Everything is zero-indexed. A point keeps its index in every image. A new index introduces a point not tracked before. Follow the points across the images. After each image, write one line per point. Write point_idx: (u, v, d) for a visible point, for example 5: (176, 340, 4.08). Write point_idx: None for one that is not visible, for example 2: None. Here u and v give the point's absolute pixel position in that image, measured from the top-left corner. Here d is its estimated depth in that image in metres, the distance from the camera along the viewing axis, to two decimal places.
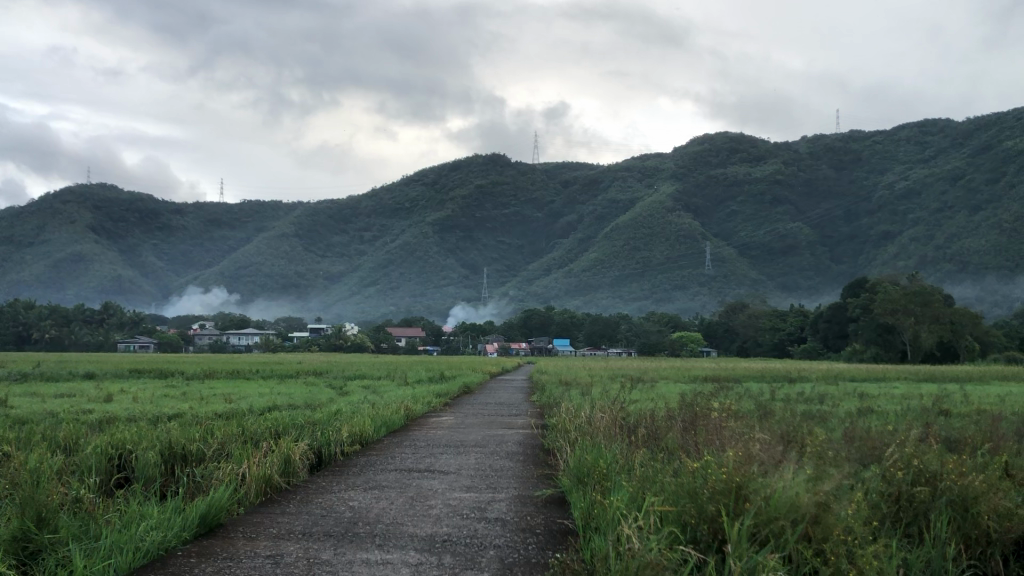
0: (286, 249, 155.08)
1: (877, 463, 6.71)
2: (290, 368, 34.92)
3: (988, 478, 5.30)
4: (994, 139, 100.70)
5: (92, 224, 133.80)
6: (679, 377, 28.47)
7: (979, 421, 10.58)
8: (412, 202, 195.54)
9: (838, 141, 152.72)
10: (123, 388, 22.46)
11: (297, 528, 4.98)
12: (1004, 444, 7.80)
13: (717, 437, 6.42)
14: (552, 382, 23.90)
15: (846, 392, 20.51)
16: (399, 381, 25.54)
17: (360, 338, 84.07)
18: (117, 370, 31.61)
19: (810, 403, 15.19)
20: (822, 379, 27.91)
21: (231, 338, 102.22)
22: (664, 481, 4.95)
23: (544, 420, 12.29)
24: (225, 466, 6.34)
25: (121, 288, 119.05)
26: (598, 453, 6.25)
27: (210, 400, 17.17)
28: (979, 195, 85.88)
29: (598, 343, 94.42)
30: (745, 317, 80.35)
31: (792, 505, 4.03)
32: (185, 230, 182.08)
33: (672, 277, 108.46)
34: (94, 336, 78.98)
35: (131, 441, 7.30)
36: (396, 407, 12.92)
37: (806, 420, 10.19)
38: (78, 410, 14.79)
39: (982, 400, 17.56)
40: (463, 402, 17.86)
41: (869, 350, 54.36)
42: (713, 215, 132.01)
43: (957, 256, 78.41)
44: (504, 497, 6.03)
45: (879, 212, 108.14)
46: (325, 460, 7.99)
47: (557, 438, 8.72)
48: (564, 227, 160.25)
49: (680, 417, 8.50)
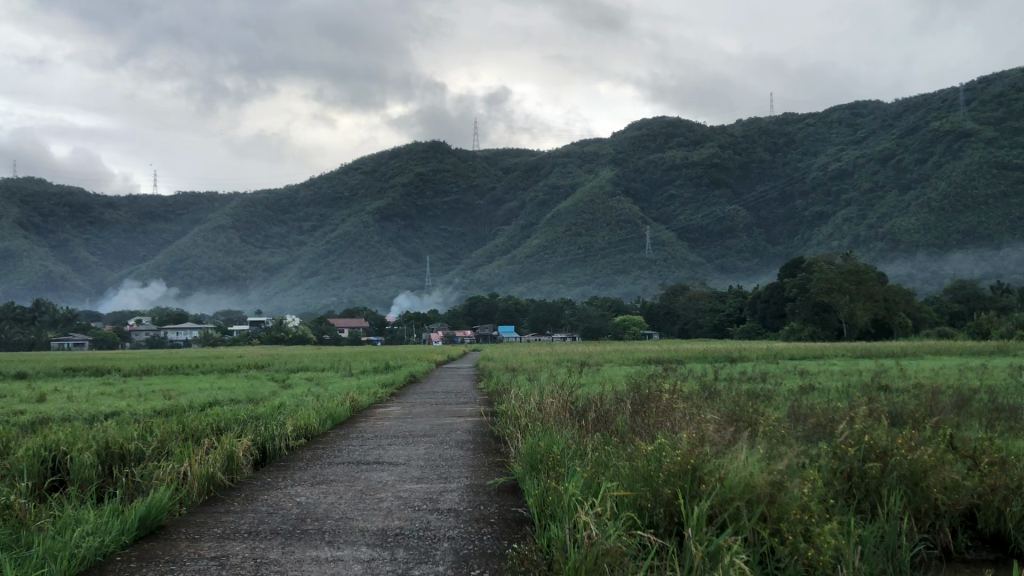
0: (224, 241, 152.35)
1: (823, 438, 6.73)
2: (229, 362, 34.13)
3: (936, 453, 5.36)
4: (922, 120, 103.38)
5: (20, 219, 129.16)
6: (624, 360, 28.75)
7: (919, 394, 10.89)
8: (351, 190, 193.94)
9: (772, 124, 155.51)
10: (55, 388, 21.76)
11: (243, 527, 4.80)
12: (945, 416, 7.93)
13: (666, 419, 6.38)
14: (500, 370, 23.60)
15: (785, 370, 21.02)
16: (342, 372, 25.28)
17: (302, 330, 83.07)
18: (50, 370, 30.27)
19: (753, 383, 15.34)
20: (764, 357, 28.67)
21: (169, 333, 100.22)
22: (616, 466, 4.91)
23: (493, 406, 12.11)
24: (165, 464, 6.12)
25: (52, 285, 115.82)
26: (551, 438, 6.16)
27: (148, 398, 16.57)
28: (909, 175, 88.29)
29: (543, 328, 94.66)
30: (685, 300, 81.43)
31: (744, 484, 3.99)
32: (119, 222, 177.10)
33: (613, 262, 109.14)
34: (27, 334, 77.01)
35: (67, 440, 7.01)
36: (340, 399, 12.68)
37: (752, 398, 10.27)
38: (11, 411, 14.23)
39: (917, 373, 18.16)
40: (409, 391, 17.66)
41: (807, 328, 55.41)
42: (652, 199, 133.50)
43: (889, 237, 80.39)
44: (456, 487, 5.91)
45: (813, 192, 110.50)
46: (270, 455, 7.81)
47: (506, 426, 8.66)
48: (505, 214, 160.15)
49: (628, 399, 8.45)
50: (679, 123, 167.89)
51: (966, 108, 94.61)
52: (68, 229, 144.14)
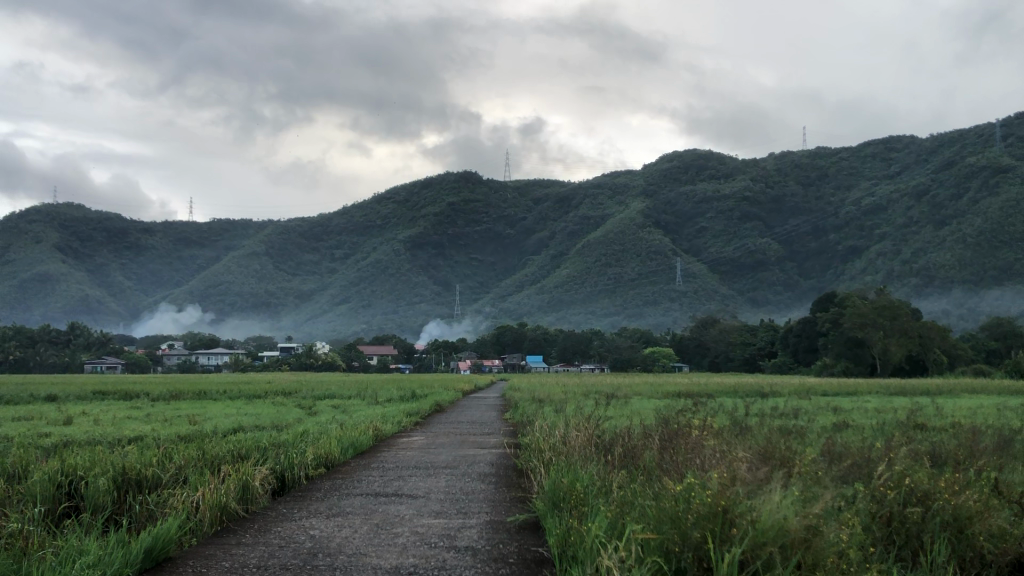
0: (257, 268, 154.15)
1: (859, 480, 6.42)
2: (261, 388, 34.12)
3: (982, 498, 5.09)
4: (958, 155, 102.05)
5: (58, 244, 131.79)
6: (654, 392, 28.36)
7: (956, 433, 10.52)
8: (383, 217, 195.28)
9: (806, 158, 154.49)
10: (85, 409, 21.80)
11: (252, 561, 4.62)
12: (990, 459, 7.55)
13: (697, 456, 6.13)
14: (527, 399, 23.42)
15: (821, 406, 20.49)
16: (370, 400, 25.17)
17: (332, 357, 83.46)
18: (79, 391, 30.58)
19: (787, 419, 14.93)
20: (797, 392, 28.08)
21: (200, 358, 101.00)
22: (642, 506, 4.68)
23: (517, 439, 11.93)
24: (178, 493, 5.98)
25: (88, 308, 117.86)
26: (575, 474, 5.93)
27: (174, 423, 16.54)
28: (944, 210, 87.18)
29: (571, 359, 94.14)
30: (716, 333, 80.77)
31: (780, 528, 3.73)
32: (154, 248, 179.79)
33: (643, 293, 108.63)
34: (62, 357, 78.27)
35: (85, 466, 6.85)
36: (363, 429, 12.50)
37: (783, 436, 10.02)
38: (35, 434, 14.18)
39: (957, 412, 17.58)
40: (434, 420, 17.46)
41: (840, 363, 54.65)
42: (683, 231, 133.10)
43: (923, 273, 79.17)
44: (475, 523, 5.71)
45: (846, 227, 109.43)
46: (288, 484, 7.64)
47: (531, 458, 8.43)
48: (535, 243, 159.97)
49: (657, 434, 8.14)
50: (712, 156, 167.48)
51: (1003, 143, 93.21)
52: (105, 253, 146.83)
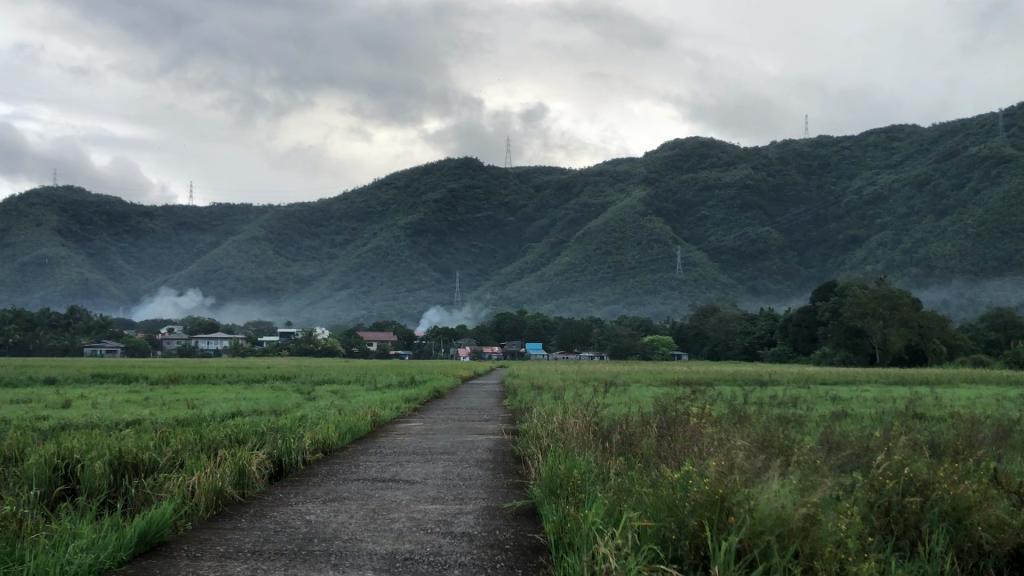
0: (257, 253, 154.16)
1: (857, 469, 6.37)
2: (259, 373, 34.07)
3: (981, 487, 5.05)
4: (960, 145, 101.74)
5: (58, 227, 131.56)
6: (651, 381, 28.25)
7: (955, 424, 10.49)
8: (383, 203, 195.06)
9: (808, 146, 154.06)
10: (81, 393, 21.75)
11: (247, 546, 4.61)
12: (989, 449, 7.52)
13: (694, 443, 6.13)
14: (525, 387, 23.38)
15: (818, 396, 20.42)
16: (368, 385, 25.14)
17: (331, 342, 83.47)
18: (79, 375, 30.65)
19: (786, 408, 14.87)
20: (794, 381, 28.04)
21: (200, 342, 100.82)
22: (639, 493, 4.62)
23: (516, 425, 11.88)
24: (174, 476, 5.96)
25: (88, 291, 117.88)
26: (571, 461, 5.90)
27: (170, 407, 16.57)
28: (945, 200, 86.95)
29: (570, 346, 94.29)
30: (716, 321, 80.70)
31: (779, 519, 3.68)
32: (155, 233, 179.70)
33: (643, 281, 108.63)
34: (61, 340, 78.35)
35: (81, 449, 6.83)
36: (362, 414, 12.49)
37: (783, 424, 10.00)
38: (31, 417, 14.12)
39: (953, 402, 17.57)
40: (432, 406, 17.44)
41: (839, 353, 54.76)
42: (684, 218, 132.88)
43: (924, 262, 79.04)
44: (472, 509, 5.68)
45: (847, 217, 109.18)
46: (286, 469, 7.64)
47: (528, 445, 8.39)
48: (535, 230, 159.71)
49: (656, 422, 8.10)
50: (713, 143, 166.97)
51: (1005, 133, 92.86)
52: (105, 238, 146.62)
